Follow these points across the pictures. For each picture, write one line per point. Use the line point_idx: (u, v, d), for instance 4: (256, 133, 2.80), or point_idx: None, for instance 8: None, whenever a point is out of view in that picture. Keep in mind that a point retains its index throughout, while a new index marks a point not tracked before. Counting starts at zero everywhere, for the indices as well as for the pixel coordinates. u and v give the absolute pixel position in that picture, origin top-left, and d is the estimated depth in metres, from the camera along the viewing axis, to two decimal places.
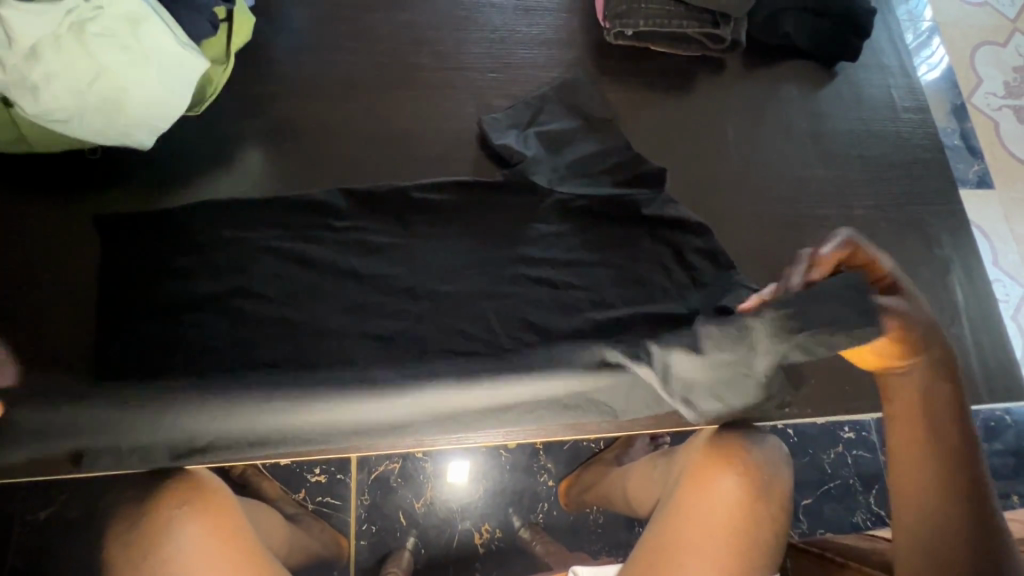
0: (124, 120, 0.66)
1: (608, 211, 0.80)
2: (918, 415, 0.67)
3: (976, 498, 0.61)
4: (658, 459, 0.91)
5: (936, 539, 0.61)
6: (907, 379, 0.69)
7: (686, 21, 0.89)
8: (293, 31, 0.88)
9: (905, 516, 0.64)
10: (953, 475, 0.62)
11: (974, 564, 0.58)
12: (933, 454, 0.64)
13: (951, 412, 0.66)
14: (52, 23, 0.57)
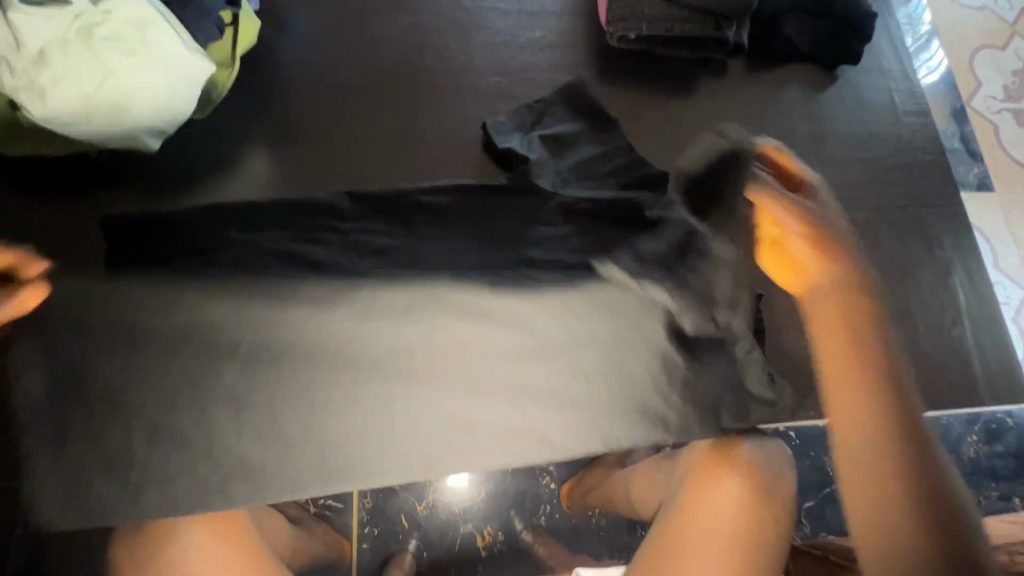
0: (130, 122, 0.66)
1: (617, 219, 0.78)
2: (846, 358, 0.74)
3: (909, 438, 0.67)
4: (660, 462, 0.91)
5: (881, 490, 0.64)
6: (825, 315, 0.77)
7: (690, 24, 0.89)
8: (297, 34, 0.89)
9: (847, 474, 0.67)
10: (888, 425, 0.68)
11: (914, 507, 0.62)
12: (864, 401, 0.70)
13: (870, 351, 0.73)
14: (58, 28, 0.58)
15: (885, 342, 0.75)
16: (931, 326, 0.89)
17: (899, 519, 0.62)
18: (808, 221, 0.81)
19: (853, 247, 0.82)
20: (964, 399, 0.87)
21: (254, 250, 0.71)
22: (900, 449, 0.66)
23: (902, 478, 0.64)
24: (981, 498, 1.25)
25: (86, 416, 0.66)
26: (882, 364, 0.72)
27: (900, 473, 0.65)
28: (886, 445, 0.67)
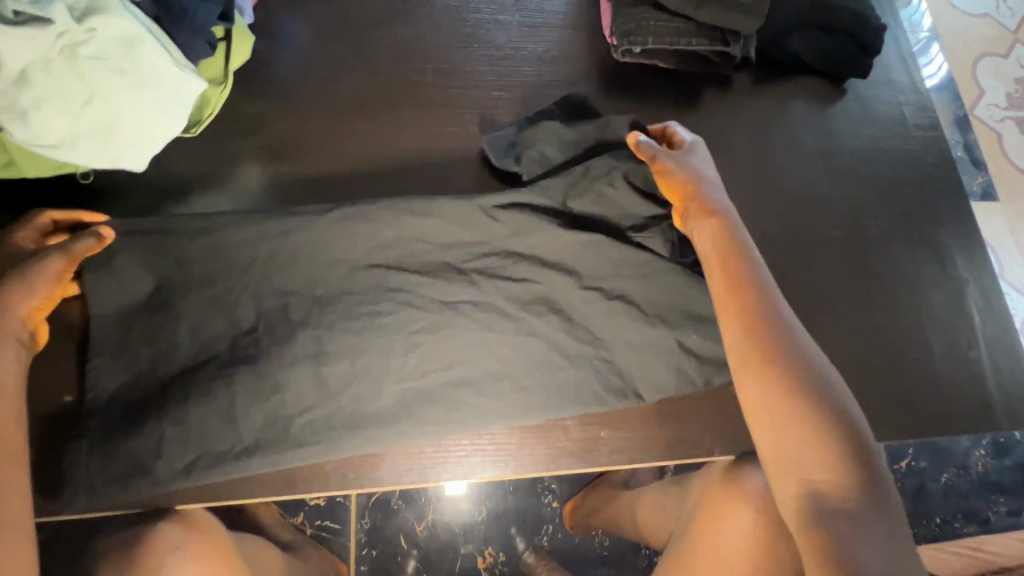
0: (120, 144, 0.63)
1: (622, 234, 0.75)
2: (730, 292, 0.65)
3: (808, 377, 0.60)
4: (669, 487, 0.89)
5: (789, 443, 0.58)
6: (714, 247, 0.68)
7: (696, 39, 0.87)
8: (293, 48, 0.86)
9: (761, 436, 0.60)
10: (789, 367, 0.61)
11: (828, 450, 0.57)
12: (763, 347, 0.61)
13: (750, 278, 0.65)
14: (41, 48, 0.54)
15: (760, 263, 0.68)
16: (945, 347, 0.87)
17: (815, 467, 0.57)
18: (683, 162, 0.73)
19: (716, 181, 0.73)
20: (981, 422, 0.84)
21: (243, 273, 0.70)
22: (803, 394, 0.60)
23: (809, 424, 0.58)
24: (989, 513, 1.22)
25: (96, 443, 0.66)
26: (766, 289, 0.65)
27: (801, 425, 0.58)
28: (783, 393, 0.60)
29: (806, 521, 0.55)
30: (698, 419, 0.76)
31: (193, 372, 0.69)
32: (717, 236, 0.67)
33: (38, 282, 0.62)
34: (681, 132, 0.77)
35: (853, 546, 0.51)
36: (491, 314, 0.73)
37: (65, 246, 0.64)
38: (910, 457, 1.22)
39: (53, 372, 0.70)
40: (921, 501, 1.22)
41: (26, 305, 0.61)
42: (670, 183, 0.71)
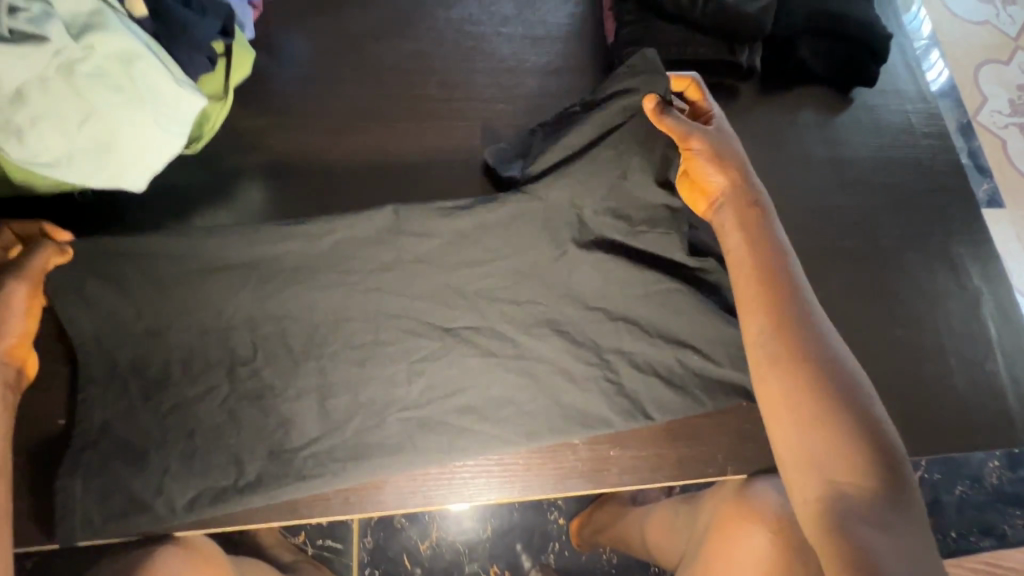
0: (117, 161, 0.62)
1: (636, 232, 0.69)
2: (753, 280, 0.61)
3: (835, 373, 0.56)
4: (679, 505, 0.86)
5: (810, 439, 0.54)
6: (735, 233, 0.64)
7: (703, 48, 0.86)
8: (295, 63, 0.85)
9: (780, 431, 0.56)
10: (812, 361, 0.57)
11: (854, 452, 0.53)
12: (787, 340, 0.58)
13: (775, 268, 0.61)
14: (37, 65, 0.54)
15: (785, 248, 0.64)
16: (961, 360, 0.85)
17: (838, 465, 0.53)
18: (716, 137, 0.66)
19: (748, 161, 0.67)
20: (1001, 438, 0.82)
21: None
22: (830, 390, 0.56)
23: (836, 423, 0.54)
24: (1006, 527, 1.19)
25: (92, 469, 0.65)
26: (789, 278, 0.61)
27: (826, 424, 0.54)
28: (807, 388, 0.56)
29: (825, 521, 0.51)
30: (709, 438, 0.74)
31: (193, 395, 0.67)
32: (739, 224, 0.64)
33: (6, 318, 0.60)
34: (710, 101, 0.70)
35: (876, 548, 0.48)
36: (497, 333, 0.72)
37: (19, 267, 0.60)
38: (923, 469, 1.19)
39: (45, 394, 0.68)
40: (936, 516, 1.18)
41: (2, 344, 0.61)
42: (700, 162, 0.65)
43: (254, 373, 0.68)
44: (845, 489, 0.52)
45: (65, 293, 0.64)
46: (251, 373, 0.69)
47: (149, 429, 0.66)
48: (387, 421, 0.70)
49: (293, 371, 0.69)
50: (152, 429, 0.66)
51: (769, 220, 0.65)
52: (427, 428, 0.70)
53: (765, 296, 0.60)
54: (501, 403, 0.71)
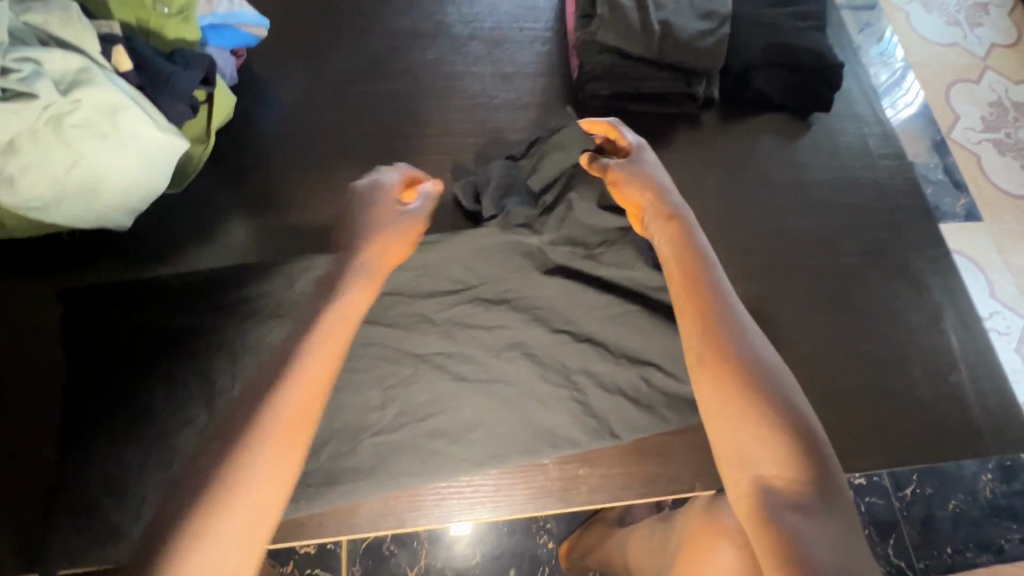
0: (103, 203, 0.66)
1: (596, 254, 0.80)
2: (683, 286, 0.62)
3: (757, 368, 0.57)
4: (656, 524, 0.85)
5: (740, 437, 0.55)
6: (667, 246, 0.67)
7: (658, 82, 0.91)
8: (276, 105, 0.90)
9: (715, 432, 0.57)
10: (738, 355, 0.57)
11: (781, 446, 0.53)
12: (714, 337, 0.58)
13: (699, 271, 0.63)
14: (28, 120, 0.58)
15: (712, 257, 0.65)
16: (926, 372, 0.87)
17: (767, 460, 0.53)
18: (634, 165, 0.73)
19: (670, 181, 0.72)
20: (967, 447, 0.83)
21: (227, 326, 0.74)
22: (755, 385, 0.56)
23: (762, 416, 0.55)
24: (1003, 542, 1.15)
25: (74, 499, 0.67)
26: (717, 283, 0.62)
27: (753, 417, 0.55)
28: (733, 383, 0.56)
29: (757, 518, 0.51)
30: (678, 455, 0.76)
31: (172, 423, 0.70)
32: (669, 236, 0.67)
33: (404, 223, 0.67)
34: (628, 135, 0.76)
35: (805, 538, 0.48)
36: (467, 356, 0.76)
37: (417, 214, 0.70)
38: (914, 484, 1.17)
39: (30, 427, 0.71)
40: (930, 531, 1.15)
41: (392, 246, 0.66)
42: (624, 187, 0.72)
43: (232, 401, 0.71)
44: (776, 485, 0.52)
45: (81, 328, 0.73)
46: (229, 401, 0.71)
47: (130, 457, 0.69)
48: (359, 445, 0.71)
49: None
50: (132, 457, 0.69)
51: (695, 230, 0.67)
52: (398, 451, 0.72)
53: (690, 297, 0.61)
54: (474, 424, 0.73)
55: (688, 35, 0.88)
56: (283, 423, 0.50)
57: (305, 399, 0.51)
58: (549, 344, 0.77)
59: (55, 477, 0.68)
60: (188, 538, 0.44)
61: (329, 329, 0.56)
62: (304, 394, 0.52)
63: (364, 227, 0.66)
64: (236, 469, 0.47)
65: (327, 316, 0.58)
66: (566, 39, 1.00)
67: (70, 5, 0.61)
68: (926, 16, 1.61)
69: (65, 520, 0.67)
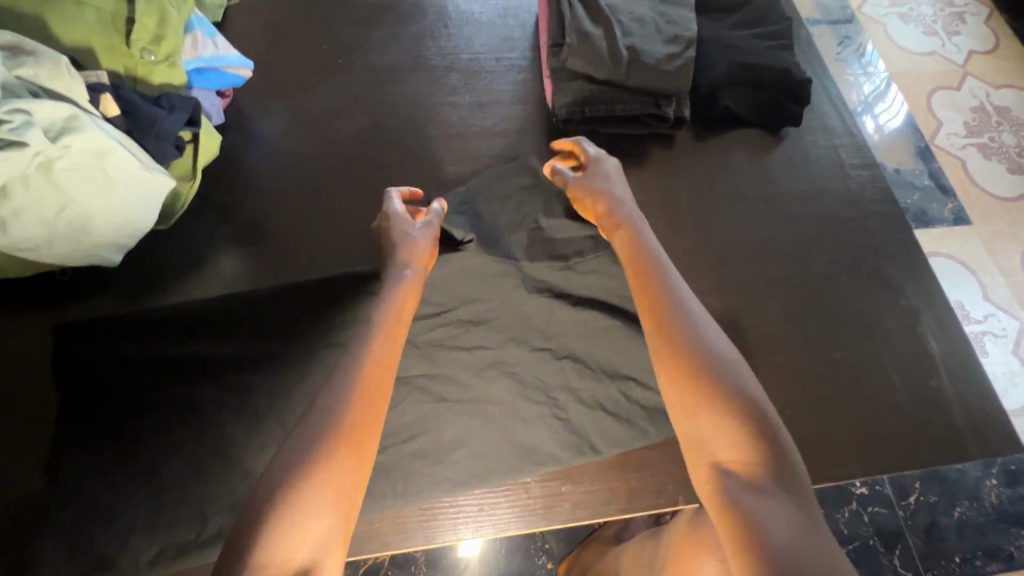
0: (92, 240, 0.71)
1: (573, 265, 0.83)
2: (637, 285, 0.64)
3: (707, 353, 0.57)
4: (646, 541, 0.83)
5: (697, 422, 0.55)
6: (624, 250, 0.69)
7: (629, 104, 0.95)
8: (262, 141, 0.94)
9: (676, 420, 0.57)
10: (687, 343, 0.58)
11: (737, 429, 0.53)
12: (665, 327, 0.59)
13: (650, 269, 0.65)
14: (20, 167, 0.61)
15: (663, 255, 0.67)
16: (906, 377, 0.87)
17: (721, 445, 0.54)
18: (592, 180, 0.78)
19: (626, 192, 0.77)
20: (951, 451, 0.84)
21: (215, 353, 0.77)
22: (707, 370, 0.56)
23: (714, 399, 0.55)
24: (1012, 549, 1.10)
25: (64, 530, 0.68)
26: (667, 278, 0.64)
27: (708, 400, 0.55)
28: (686, 371, 0.57)
29: (718, 500, 0.51)
30: (661, 467, 0.77)
31: (161, 451, 0.72)
32: (628, 243, 0.69)
33: (423, 230, 0.73)
34: (586, 150, 0.82)
35: (760, 517, 0.48)
36: (448, 375, 0.77)
37: (431, 222, 0.75)
38: (916, 492, 1.13)
39: (21, 459, 0.72)
40: (935, 540, 1.11)
41: (417, 249, 0.71)
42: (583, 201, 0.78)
43: (220, 427, 0.73)
44: (731, 467, 0.52)
45: (73, 360, 0.76)
46: (216, 428, 0.73)
47: (119, 487, 0.70)
48: None
49: (257, 423, 0.74)
50: (121, 487, 0.70)
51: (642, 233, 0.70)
52: (379, 471, 0.73)
53: (642, 291, 0.63)
54: (457, 443, 0.75)
55: (655, 60, 0.92)
56: (350, 412, 0.53)
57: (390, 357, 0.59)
58: (530, 362, 0.79)
59: (43, 507, 0.70)
60: (301, 492, 0.48)
61: (387, 315, 0.62)
62: (378, 370, 0.57)
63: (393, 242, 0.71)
64: (342, 403, 0.53)
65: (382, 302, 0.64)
66: (540, 67, 1.04)
67: (59, 56, 0.64)
68: (904, 27, 1.63)
69: (50, 550, 0.68)
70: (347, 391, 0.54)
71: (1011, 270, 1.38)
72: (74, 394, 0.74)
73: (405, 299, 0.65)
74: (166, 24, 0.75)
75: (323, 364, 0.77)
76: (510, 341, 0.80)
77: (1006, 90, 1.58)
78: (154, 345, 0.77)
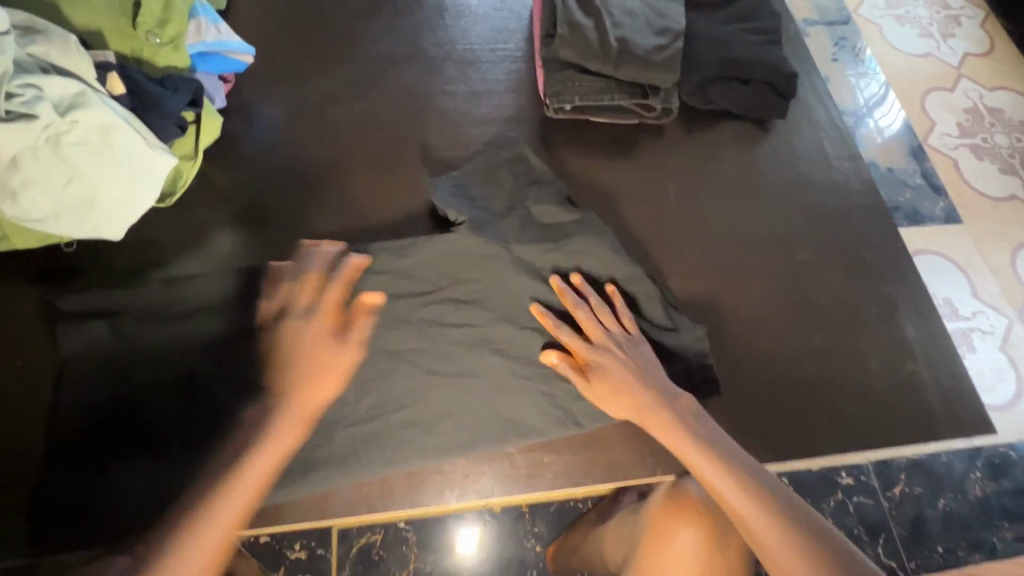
0: (98, 215, 0.73)
1: (561, 246, 0.85)
2: (666, 420, 0.75)
3: (745, 472, 0.70)
4: (628, 516, 0.86)
5: (769, 535, 0.66)
6: (623, 402, 0.76)
7: (618, 95, 0.98)
8: (262, 125, 0.97)
9: (751, 536, 0.67)
10: (729, 468, 0.70)
11: (795, 532, 0.65)
12: (707, 458, 0.71)
13: (666, 402, 0.76)
14: (30, 139, 0.64)
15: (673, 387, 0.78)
16: (883, 363, 0.90)
17: (796, 551, 0.64)
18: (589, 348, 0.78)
19: (619, 350, 0.79)
20: (923, 434, 0.87)
21: (210, 326, 0.79)
22: (752, 486, 0.69)
23: (768, 511, 0.67)
24: (994, 540, 1.13)
25: (76, 485, 0.74)
26: (683, 407, 0.76)
27: (768, 514, 0.67)
28: (743, 493, 0.68)
29: None
30: (640, 439, 0.80)
31: (158, 416, 0.75)
32: (625, 391, 0.76)
33: (340, 348, 0.74)
34: (576, 309, 0.80)
35: None
36: (440, 352, 0.80)
37: (349, 337, 0.75)
38: (902, 484, 1.15)
39: (30, 422, 0.77)
40: (919, 531, 1.13)
41: (325, 376, 0.72)
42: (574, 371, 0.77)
43: (214, 396, 0.76)
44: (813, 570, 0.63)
45: (70, 327, 0.78)
46: (211, 397, 0.76)
47: (123, 448, 0.74)
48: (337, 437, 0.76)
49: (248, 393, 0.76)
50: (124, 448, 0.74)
51: (663, 378, 0.78)
52: (370, 440, 0.76)
53: (676, 425, 0.74)
54: (445, 414, 0.78)
55: (644, 51, 0.95)
56: (201, 539, 0.62)
57: (241, 514, 0.65)
58: (517, 339, 0.81)
59: (51, 467, 0.74)
60: None
61: (264, 447, 0.68)
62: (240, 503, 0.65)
63: (299, 364, 0.73)
64: (195, 532, 0.62)
65: (269, 433, 0.69)
66: (534, 57, 1.07)
67: (68, 36, 0.68)
68: (899, 28, 1.65)
69: (64, 506, 0.73)
70: (197, 537, 0.62)
71: (1000, 269, 1.40)
72: (76, 361, 0.77)
73: (288, 436, 0.69)
74: (171, 8, 0.78)
75: None
76: (499, 319, 0.82)
77: (999, 92, 1.60)
78: (150, 317, 0.79)
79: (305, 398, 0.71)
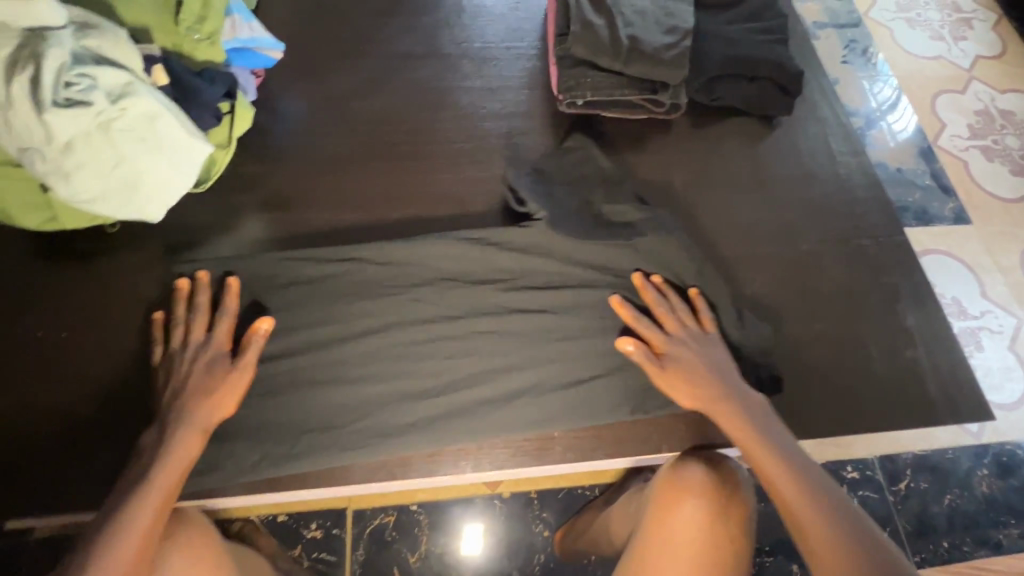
0: (140, 198, 0.78)
1: (571, 233, 0.89)
2: (717, 401, 0.78)
3: (791, 457, 0.73)
4: (635, 495, 0.89)
5: (810, 518, 0.68)
6: (688, 387, 0.79)
7: (628, 90, 1.01)
8: (289, 118, 1.02)
9: (791, 518, 0.69)
10: (776, 451, 0.73)
11: (835, 518, 0.67)
12: (752, 439, 0.74)
13: (722, 387, 0.79)
14: (83, 124, 0.70)
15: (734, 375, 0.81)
16: (885, 352, 0.93)
17: (834, 535, 0.66)
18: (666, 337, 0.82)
19: (699, 345, 0.82)
20: (924, 421, 0.89)
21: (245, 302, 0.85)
22: (796, 471, 0.71)
23: (809, 495, 0.69)
24: (1001, 537, 1.14)
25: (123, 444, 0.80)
26: (737, 392, 0.79)
27: (811, 498, 0.69)
28: (788, 475, 0.71)
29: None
30: (646, 417, 0.84)
31: None
32: (693, 380, 0.80)
33: (235, 370, 0.77)
34: (655, 301, 0.85)
35: None
36: (455, 333, 0.85)
37: (241, 359, 0.78)
38: (909, 479, 1.17)
39: (73, 388, 0.82)
40: (925, 527, 1.15)
41: (220, 397, 0.76)
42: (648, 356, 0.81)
43: None
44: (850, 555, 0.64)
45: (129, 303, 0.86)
46: None
47: None
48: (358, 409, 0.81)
49: (279, 365, 0.82)
50: None
51: (738, 379, 0.80)
52: (389, 413, 0.81)
53: (726, 405, 0.78)
54: (459, 390, 0.83)
55: (654, 48, 0.99)
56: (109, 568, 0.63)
57: (142, 544, 0.66)
58: (528, 321, 0.86)
59: (99, 428, 0.80)
60: None
61: (164, 470, 0.70)
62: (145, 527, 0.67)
63: (195, 386, 0.76)
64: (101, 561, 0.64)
65: (168, 458, 0.71)
66: (547, 55, 1.11)
67: (120, 31, 0.74)
68: (910, 31, 1.67)
69: (109, 464, 0.79)
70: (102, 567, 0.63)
71: (1010, 269, 1.41)
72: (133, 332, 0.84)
73: (184, 454, 0.72)
74: (209, 7, 0.83)
75: (342, 318, 0.85)
76: (511, 303, 0.87)
77: (1010, 95, 1.62)
78: None
79: (201, 419, 0.74)
